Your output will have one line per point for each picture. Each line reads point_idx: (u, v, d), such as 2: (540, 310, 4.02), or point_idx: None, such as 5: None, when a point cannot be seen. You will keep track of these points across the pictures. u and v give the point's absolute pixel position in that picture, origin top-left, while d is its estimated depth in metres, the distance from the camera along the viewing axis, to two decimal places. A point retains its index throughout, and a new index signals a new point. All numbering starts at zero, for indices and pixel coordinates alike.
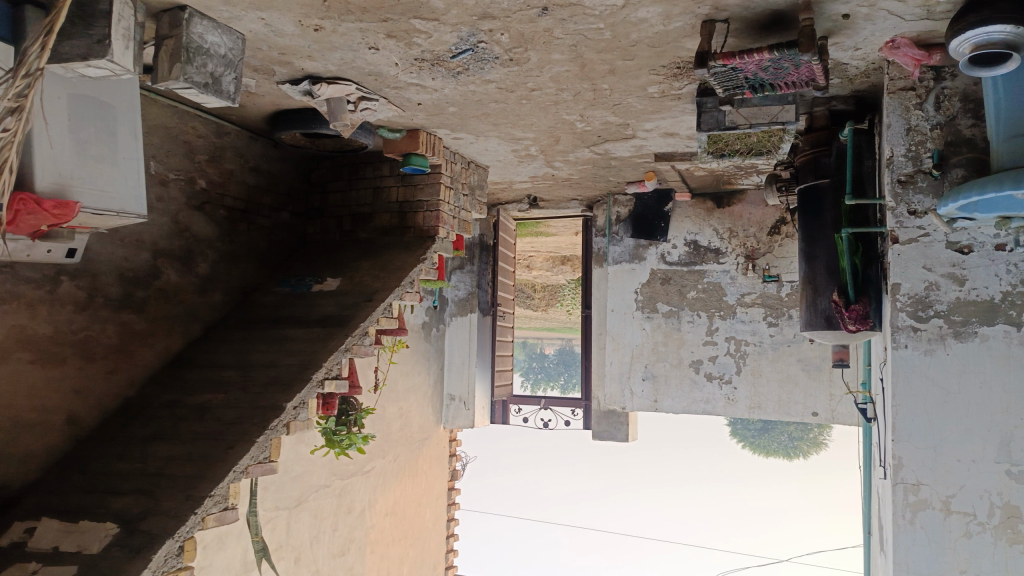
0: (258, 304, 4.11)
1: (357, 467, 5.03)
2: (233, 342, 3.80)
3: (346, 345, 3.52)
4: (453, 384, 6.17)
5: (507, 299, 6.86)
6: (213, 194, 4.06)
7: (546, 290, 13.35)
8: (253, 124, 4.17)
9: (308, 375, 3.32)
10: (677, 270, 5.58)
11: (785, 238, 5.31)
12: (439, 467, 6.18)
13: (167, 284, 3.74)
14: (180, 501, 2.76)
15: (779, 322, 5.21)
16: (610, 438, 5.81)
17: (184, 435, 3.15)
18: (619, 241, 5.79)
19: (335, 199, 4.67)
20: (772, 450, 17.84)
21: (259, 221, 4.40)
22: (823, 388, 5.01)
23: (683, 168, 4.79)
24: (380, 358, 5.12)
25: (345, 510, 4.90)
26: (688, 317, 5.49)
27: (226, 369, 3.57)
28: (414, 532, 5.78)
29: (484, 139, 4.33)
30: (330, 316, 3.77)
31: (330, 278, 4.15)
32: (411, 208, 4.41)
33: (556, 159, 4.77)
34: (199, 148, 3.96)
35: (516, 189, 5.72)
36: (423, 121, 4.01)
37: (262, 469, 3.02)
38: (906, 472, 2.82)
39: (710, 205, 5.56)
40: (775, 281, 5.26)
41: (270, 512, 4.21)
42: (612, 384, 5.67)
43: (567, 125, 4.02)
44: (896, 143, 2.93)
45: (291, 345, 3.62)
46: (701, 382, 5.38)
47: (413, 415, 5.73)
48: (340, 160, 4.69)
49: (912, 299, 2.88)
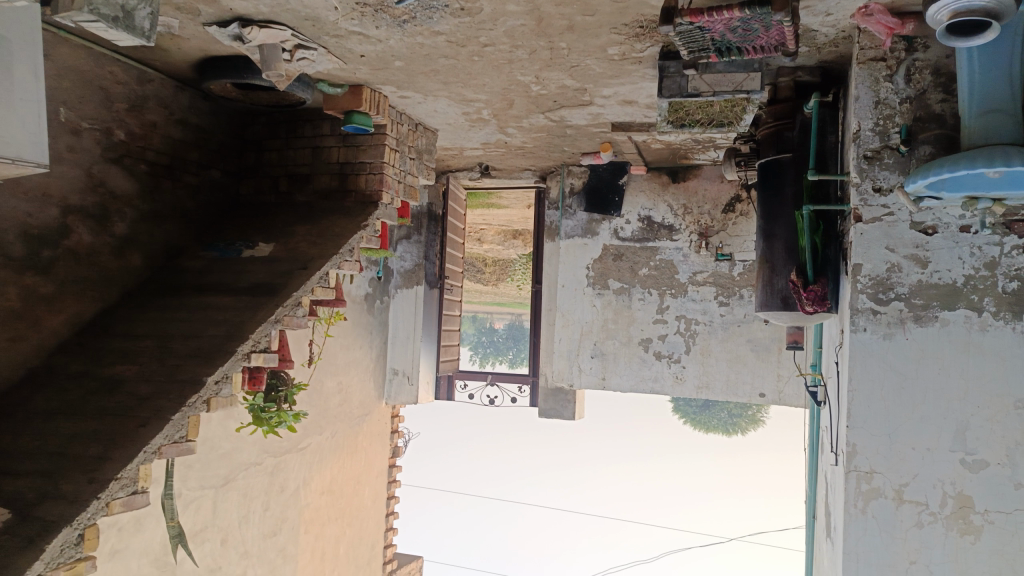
0: (183, 270, 3.80)
1: (291, 443, 4.78)
2: (152, 310, 3.49)
3: (276, 316, 3.26)
4: (397, 359, 5.90)
5: (455, 272, 6.63)
6: (133, 147, 3.71)
7: (497, 264, 13.14)
8: (180, 71, 3.81)
9: (232, 347, 3.06)
10: (630, 246, 5.43)
11: (739, 217, 5.20)
12: (380, 443, 5.96)
13: (79, 243, 3.40)
14: (82, 483, 2.48)
15: (730, 301, 5.13)
16: (557, 416, 5.68)
17: (91, 411, 2.86)
18: (572, 214, 5.60)
19: (270, 158, 4.35)
20: (713, 426, 18.11)
21: (185, 179, 4.06)
22: (771, 369, 4.96)
23: (640, 139, 4.61)
24: (317, 330, 4.85)
25: (277, 488, 4.66)
26: (639, 295, 5.36)
27: (143, 339, 3.27)
28: (352, 510, 5.56)
29: (433, 99, 4.07)
30: (260, 284, 3.49)
31: (262, 243, 3.86)
32: (352, 169, 4.13)
33: (509, 125, 4.54)
34: (118, 95, 3.60)
35: (467, 156, 5.47)
36: (367, 76, 3.72)
37: (178, 450, 2.76)
38: (860, 460, 2.74)
39: (665, 179, 5.41)
40: (728, 259, 5.17)
41: (194, 492, 3.95)
42: (560, 361, 5.52)
43: (521, 87, 3.80)
44: (863, 117, 2.81)
45: (217, 314, 3.33)
46: (650, 361, 5.28)
47: (353, 390, 5.51)
48: (277, 116, 4.37)
49: (873, 281, 2.77)
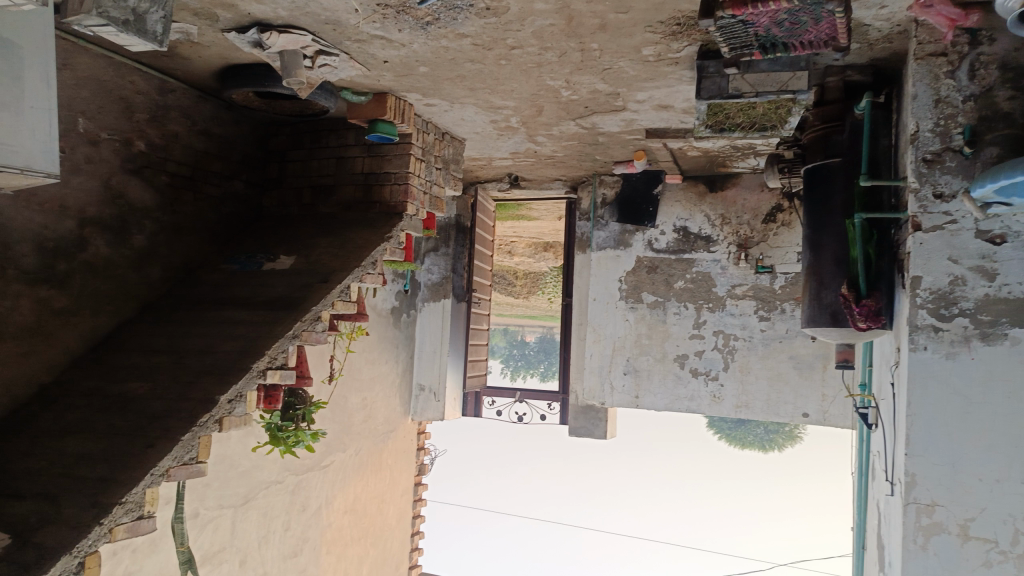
0: (201, 283, 3.71)
1: (314, 461, 4.66)
2: (169, 324, 3.39)
3: (294, 331, 3.13)
4: (423, 374, 5.83)
5: (484, 285, 6.46)
6: (154, 157, 3.63)
7: (528, 277, 12.97)
8: (202, 81, 3.72)
9: (247, 364, 2.94)
10: (665, 259, 5.23)
11: (781, 227, 4.96)
12: (405, 460, 5.81)
13: (96, 256, 3.33)
14: (85, 508, 2.39)
15: (771, 316, 4.88)
16: (587, 434, 5.46)
17: (102, 431, 2.77)
18: (604, 225, 5.42)
19: (294, 169, 4.25)
20: (748, 442, 17.63)
21: (207, 190, 3.97)
22: (814, 388, 4.70)
23: (675, 146, 4.42)
24: (338, 346, 4.71)
25: (299, 507, 4.53)
26: (674, 309, 5.15)
27: (159, 355, 3.18)
28: (376, 530, 5.41)
29: (460, 106, 3.93)
30: (279, 298, 3.38)
31: (284, 255, 3.75)
32: (377, 180, 4.01)
33: (538, 133, 4.39)
34: (139, 105, 3.52)
35: (496, 165, 5.33)
36: (391, 83, 3.60)
37: (187, 472, 2.66)
38: (919, 492, 2.50)
39: (701, 189, 5.20)
40: (768, 272, 4.92)
41: (212, 511, 3.84)
42: (591, 378, 5.33)
43: (551, 93, 3.64)
44: (922, 117, 2.61)
45: (235, 330, 3.21)
46: (686, 378, 5.05)
47: (378, 406, 5.38)
48: (301, 126, 4.27)
49: (934, 295, 2.54)
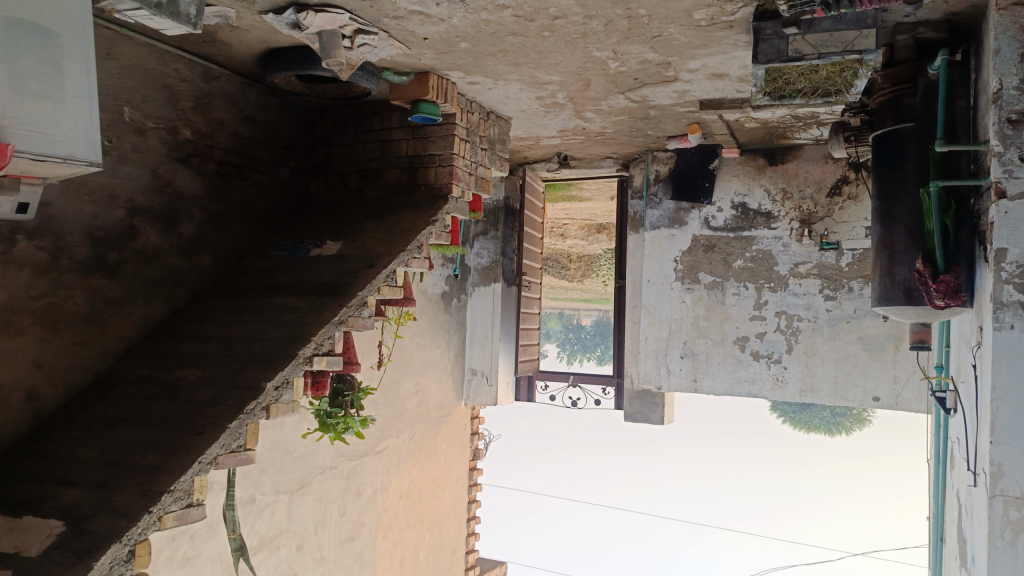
0: (250, 270, 3.71)
1: (367, 447, 4.66)
2: (219, 312, 3.40)
3: (340, 317, 3.09)
4: (475, 358, 5.76)
5: (535, 268, 6.35)
6: (200, 145, 3.63)
7: (583, 260, 12.80)
8: (245, 67, 3.70)
9: (293, 350, 2.92)
10: (723, 237, 5.01)
11: (847, 200, 4.69)
12: (460, 445, 5.79)
13: (146, 245, 3.36)
14: (135, 496, 2.41)
15: (837, 295, 4.64)
16: (643, 420, 5.31)
17: (152, 419, 2.78)
18: (658, 204, 5.23)
19: (340, 154, 4.21)
20: (814, 425, 17.12)
21: (254, 177, 3.96)
22: (885, 370, 4.44)
23: (732, 118, 4.21)
24: (386, 331, 4.67)
25: (354, 492, 4.54)
26: (734, 289, 4.94)
27: (208, 342, 3.19)
28: (432, 514, 5.40)
29: (504, 83, 3.82)
30: (325, 283, 3.35)
31: (330, 240, 3.72)
32: (422, 162, 3.93)
33: (587, 109, 4.24)
34: (184, 93, 3.53)
35: (544, 145, 5.20)
36: (433, 61, 3.50)
37: (235, 460, 2.65)
38: (1008, 483, 2.29)
39: (761, 162, 4.96)
40: (834, 249, 4.68)
41: (268, 496, 3.88)
42: (646, 362, 5.17)
43: (598, 65, 3.49)
44: (1006, 73, 2.36)
45: (281, 316, 3.19)
46: (747, 362, 4.85)
47: (431, 390, 5.35)
48: (345, 110, 4.22)
49: (1022, 268, 2.31)
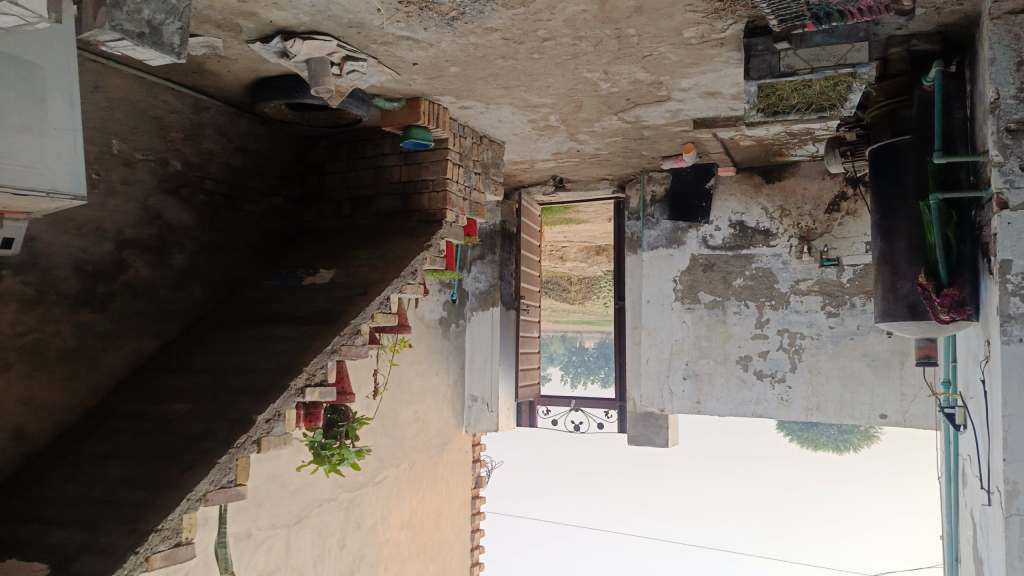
0: (243, 300, 3.65)
1: (367, 477, 4.56)
2: (210, 343, 3.34)
3: (333, 346, 3.03)
4: (475, 385, 5.70)
5: (533, 292, 6.30)
6: (191, 176, 3.60)
7: (583, 283, 12.76)
8: (235, 97, 3.68)
9: (285, 381, 2.85)
10: (721, 255, 4.97)
11: (846, 216, 4.64)
12: (461, 473, 5.69)
13: (136, 278, 3.31)
14: (122, 535, 2.33)
15: (840, 312, 4.58)
16: (647, 443, 5.20)
17: (141, 454, 2.71)
18: (655, 224, 5.19)
19: (333, 182, 4.18)
20: (821, 444, 16.95)
21: (246, 207, 3.93)
22: (892, 387, 4.37)
23: (726, 136, 4.18)
24: (381, 360, 4.60)
25: (354, 524, 4.44)
26: (735, 308, 4.88)
27: (199, 375, 3.12)
28: (435, 545, 5.29)
29: (496, 107, 3.79)
30: (318, 313, 3.29)
31: (323, 269, 3.68)
32: (415, 188, 3.90)
33: (580, 131, 4.21)
34: (173, 124, 3.50)
35: (539, 168, 5.18)
36: (423, 86, 3.48)
37: (226, 495, 2.57)
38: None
39: (757, 180, 4.92)
40: (835, 265, 4.62)
41: (265, 531, 3.79)
42: (649, 384, 5.10)
43: (589, 86, 3.47)
44: (1002, 82, 2.33)
45: (273, 347, 3.13)
46: (750, 381, 4.77)
47: (431, 418, 5.27)
48: (338, 138, 4.20)
49: None
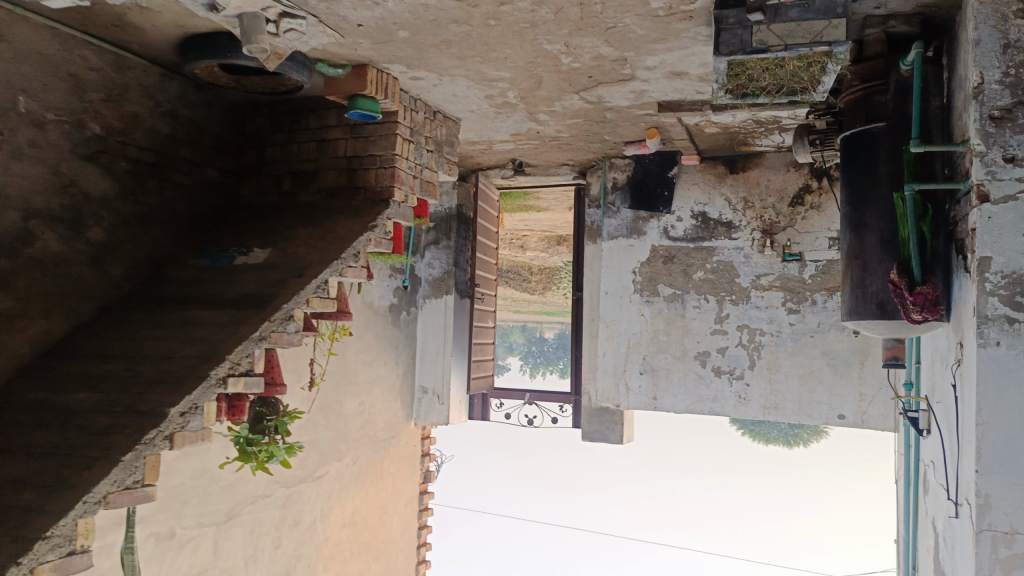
0: (168, 280, 3.35)
1: (306, 472, 4.29)
2: (127, 326, 3.03)
3: (260, 333, 2.76)
4: (425, 375, 5.46)
5: (489, 280, 6.07)
6: (112, 142, 3.29)
7: (543, 273, 12.61)
8: (164, 57, 3.37)
9: (205, 370, 2.58)
10: (682, 247, 4.80)
11: (810, 210, 4.50)
12: (410, 468, 5.44)
13: (45, 252, 2.98)
14: (4, 543, 2.04)
15: (800, 308, 4.45)
16: (602, 440, 5.06)
17: (38, 450, 2.41)
18: (615, 212, 5.01)
19: (273, 154, 3.90)
20: (773, 439, 17.16)
21: (175, 178, 3.62)
22: (851, 387, 4.26)
23: (692, 122, 4.00)
24: (319, 348, 4.31)
25: (291, 522, 4.17)
26: (694, 302, 4.73)
27: (111, 361, 2.81)
28: (379, 543, 5.05)
29: (450, 79, 3.56)
30: (247, 295, 3.02)
31: (258, 248, 3.40)
32: (361, 164, 3.64)
33: (539, 110, 4.00)
34: (91, 84, 3.18)
35: (497, 150, 4.95)
36: (370, 52, 3.24)
37: (132, 498, 2.30)
38: (996, 517, 2.12)
39: (721, 170, 4.77)
40: (797, 260, 4.49)
41: (190, 530, 3.51)
42: (604, 378, 4.92)
43: (549, 60, 3.26)
44: (987, 65, 2.20)
45: (195, 331, 2.85)
46: (708, 378, 4.63)
47: (378, 410, 5.03)
48: (279, 107, 3.92)
49: (1008, 279, 2.14)
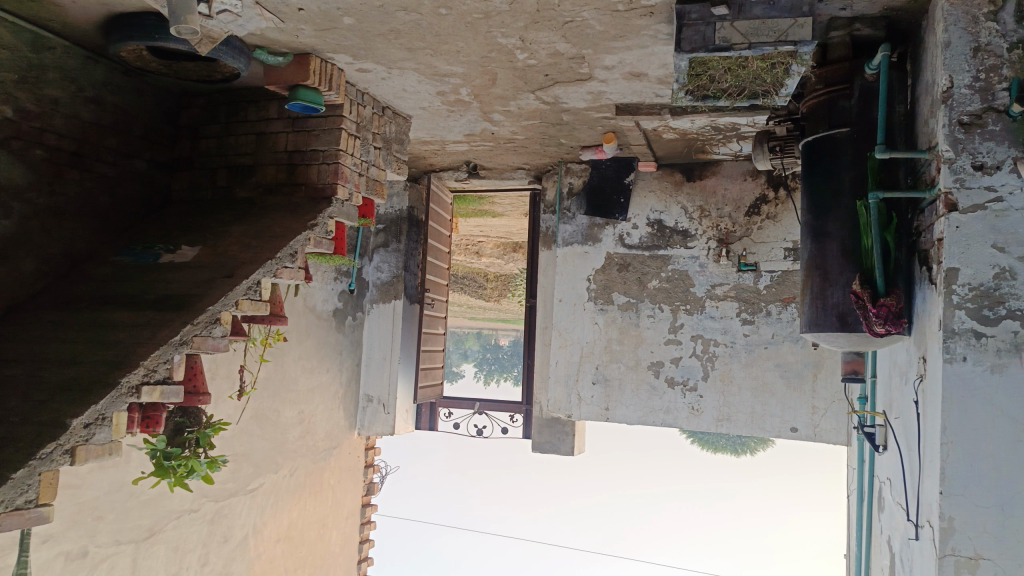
0: (86, 278, 3.08)
1: (238, 485, 4.02)
2: (35, 327, 2.75)
3: (183, 336, 2.53)
4: (371, 384, 5.25)
5: (440, 286, 5.87)
6: (26, 127, 3.00)
7: (499, 280, 12.47)
8: (89, 37, 3.11)
9: (115, 378, 2.33)
10: (637, 255, 4.70)
11: (766, 220, 4.44)
12: (351, 479, 5.19)
13: None
14: None
15: (755, 319, 4.38)
16: (552, 451, 4.90)
17: None
18: (571, 218, 4.88)
19: (207, 147, 3.67)
20: (721, 447, 17.24)
21: (99, 169, 3.33)
22: (803, 400, 4.20)
23: (650, 127, 3.89)
24: (250, 355, 4.03)
25: (220, 538, 3.89)
26: (648, 311, 4.62)
27: (12, 366, 2.53)
28: (316, 559, 4.78)
29: (399, 73, 3.39)
30: (171, 296, 2.78)
31: (186, 246, 3.15)
32: (303, 159, 3.43)
33: (494, 109, 3.85)
34: (4, 63, 2.89)
35: (451, 151, 4.77)
36: (313, 40, 3.04)
37: (21, 520, 2.04)
38: (959, 541, 2.04)
39: (678, 178, 4.68)
40: (752, 270, 4.42)
41: (105, 549, 3.22)
42: (556, 388, 4.77)
43: (503, 55, 3.10)
44: (956, 69, 2.18)
45: (110, 335, 2.59)
46: (661, 389, 4.52)
47: (318, 420, 4.78)
48: (216, 97, 3.69)
49: (975, 291, 2.09)
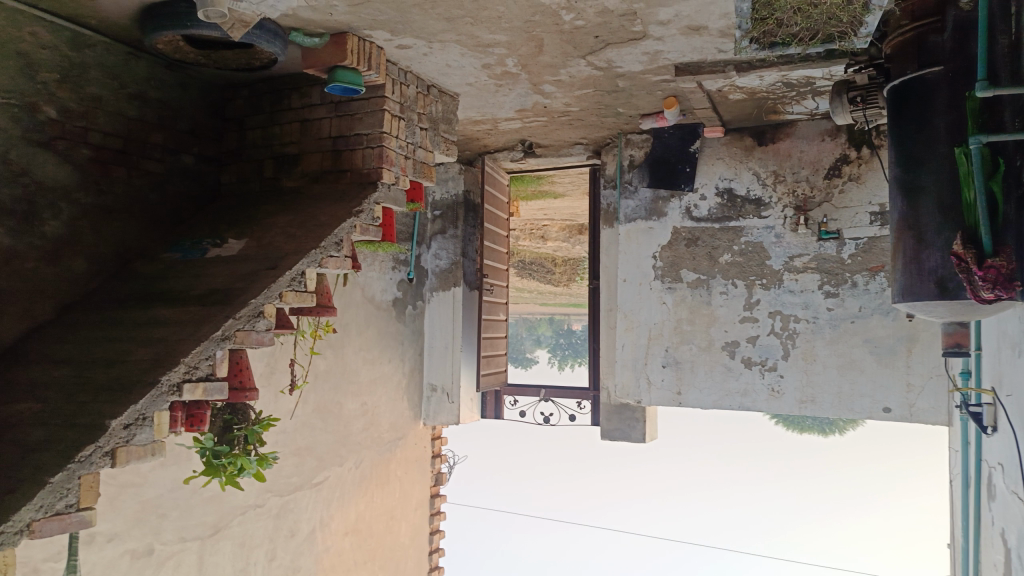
0: (134, 276, 3.05)
1: (303, 479, 3.99)
2: (84, 328, 2.73)
3: (224, 331, 2.44)
4: (434, 373, 5.15)
5: (500, 271, 5.72)
6: (71, 127, 2.98)
7: (568, 264, 12.24)
8: (127, 33, 3.06)
9: (155, 376, 2.26)
10: (706, 229, 4.40)
11: (848, 182, 4.07)
12: (419, 470, 5.12)
13: None
14: None
15: (839, 292, 4.03)
16: (622, 438, 4.68)
17: None
18: (633, 193, 4.62)
19: (253, 138, 3.60)
20: (807, 428, 16.53)
21: (145, 166, 3.31)
22: (896, 377, 3.84)
23: (713, 88, 3.59)
24: (303, 347, 3.96)
25: (286, 533, 3.86)
26: (720, 288, 4.33)
27: (61, 367, 2.51)
28: (386, 551, 4.73)
29: (442, 46, 3.22)
30: (214, 291, 2.70)
31: (232, 239, 3.09)
32: (347, 144, 3.31)
33: (544, 80, 3.64)
34: (45, 63, 2.87)
35: (503, 129, 4.59)
36: (347, 16, 2.90)
37: (62, 524, 2.01)
38: None
39: (748, 142, 4.35)
40: (834, 238, 4.07)
41: (170, 547, 3.22)
42: (624, 372, 4.54)
43: (549, 18, 2.89)
44: None
45: (153, 332, 2.53)
46: (737, 370, 4.23)
47: (382, 411, 4.71)
48: (260, 86, 3.62)
49: None
